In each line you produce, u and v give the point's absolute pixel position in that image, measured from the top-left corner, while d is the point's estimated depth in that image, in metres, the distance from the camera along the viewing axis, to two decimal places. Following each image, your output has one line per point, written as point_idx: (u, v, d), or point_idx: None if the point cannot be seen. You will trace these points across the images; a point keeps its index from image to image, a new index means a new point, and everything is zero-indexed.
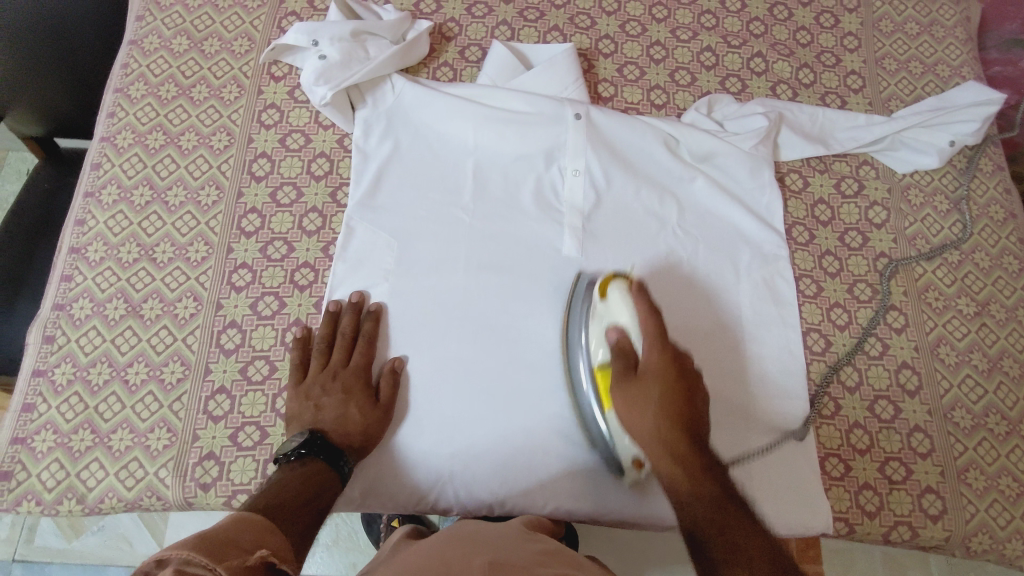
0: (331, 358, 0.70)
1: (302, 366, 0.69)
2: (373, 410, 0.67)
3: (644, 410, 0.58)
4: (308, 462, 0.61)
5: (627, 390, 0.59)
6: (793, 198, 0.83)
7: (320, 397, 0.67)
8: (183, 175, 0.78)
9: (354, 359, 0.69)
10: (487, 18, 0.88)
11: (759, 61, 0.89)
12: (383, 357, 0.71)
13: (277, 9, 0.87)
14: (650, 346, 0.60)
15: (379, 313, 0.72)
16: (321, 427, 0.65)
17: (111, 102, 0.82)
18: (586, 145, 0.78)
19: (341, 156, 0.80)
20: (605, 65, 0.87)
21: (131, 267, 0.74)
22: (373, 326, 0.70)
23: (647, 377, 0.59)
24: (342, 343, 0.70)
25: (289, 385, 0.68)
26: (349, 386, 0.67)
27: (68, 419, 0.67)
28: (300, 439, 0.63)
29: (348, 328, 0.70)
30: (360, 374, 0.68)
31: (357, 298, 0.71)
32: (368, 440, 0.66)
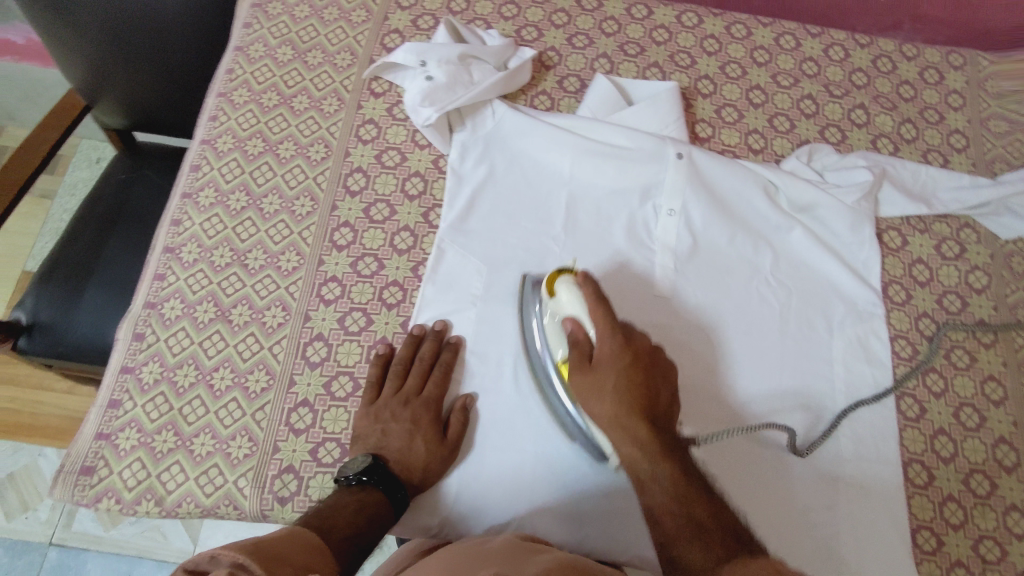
0: (405, 383, 0.68)
1: (378, 386, 0.68)
2: (438, 446, 0.64)
3: (603, 394, 0.60)
4: (365, 490, 0.60)
5: (588, 375, 0.61)
6: (890, 255, 0.81)
7: (388, 424, 0.65)
8: (280, 183, 0.78)
9: (428, 389, 0.67)
10: (588, 50, 0.88)
11: (860, 112, 0.87)
12: (456, 392, 0.70)
13: (380, 26, 0.87)
14: (606, 330, 0.61)
15: (461, 343, 0.71)
16: (385, 455, 0.64)
17: (214, 105, 0.83)
18: (685, 185, 0.77)
19: (435, 176, 0.80)
20: (703, 105, 0.86)
21: (223, 272, 0.74)
22: (452, 357, 0.69)
23: (603, 365, 0.61)
24: (419, 369, 0.68)
25: (362, 403, 0.67)
26: (418, 417, 0.66)
27: (153, 418, 0.67)
28: (361, 464, 0.62)
29: (427, 355, 0.69)
30: (431, 406, 0.67)
31: (441, 327, 0.71)
32: (427, 477, 0.64)
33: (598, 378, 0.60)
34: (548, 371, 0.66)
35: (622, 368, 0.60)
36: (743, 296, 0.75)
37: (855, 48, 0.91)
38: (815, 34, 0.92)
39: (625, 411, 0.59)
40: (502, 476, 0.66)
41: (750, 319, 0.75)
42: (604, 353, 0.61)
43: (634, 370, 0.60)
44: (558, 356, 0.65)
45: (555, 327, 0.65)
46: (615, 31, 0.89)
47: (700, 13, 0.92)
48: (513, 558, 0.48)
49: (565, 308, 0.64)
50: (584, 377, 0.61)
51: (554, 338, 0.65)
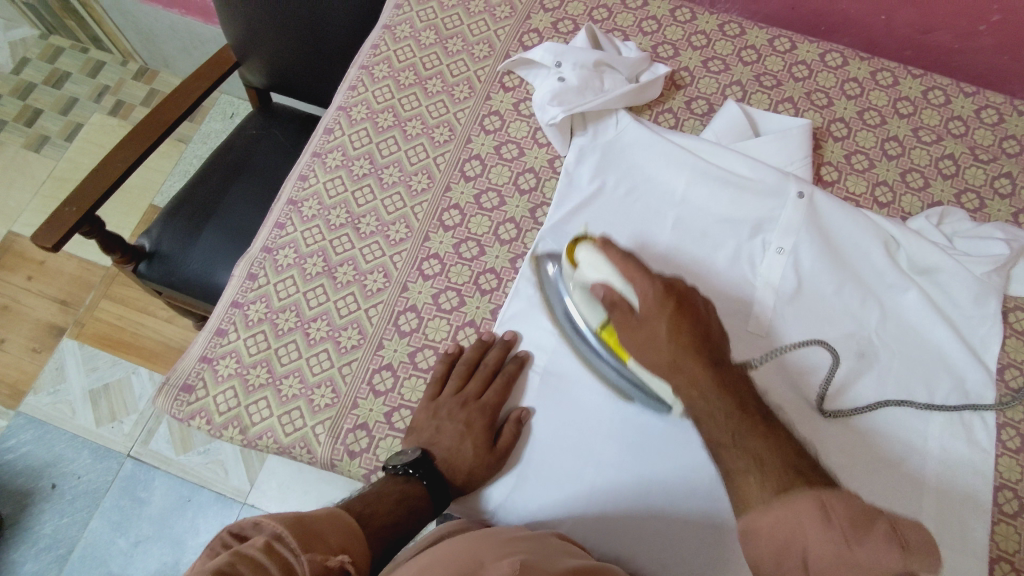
0: (467, 384, 0.68)
1: (442, 383, 0.69)
2: (487, 454, 0.65)
3: (647, 352, 0.60)
4: (409, 482, 0.62)
5: (635, 332, 0.61)
6: (1012, 337, 0.75)
7: (443, 421, 0.66)
8: (402, 158, 0.82)
9: (487, 396, 0.68)
10: (722, 75, 0.87)
11: (1005, 181, 0.82)
12: (517, 402, 0.70)
13: (521, 23, 0.90)
14: (643, 276, 0.61)
15: (528, 359, 0.71)
16: (435, 451, 0.65)
17: (355, 76, 0.88)
18: (801, 226, 0.75)
19: (548, 175, 0.81)
20: (833, 148, 0.83)
21: (337, 231, 0.78)
22: (516, 369, 0.69)
23: (643, 326, 0.60)
24: (482, 374, 0.69)
25: (424, 397, 0.69)
26: (473, 421, 0.66)
27: (251, 353, 0.72)
28: (411, 456, 0.64)
29: (492, 361, 0.70)
30: (487, 412, 0.67)
31: (510, 338, 0.71)
32: (471, 480, 0.65)
33: (639, 333, 0.60)
34: (588, 337, 0.70)
35: (673, 314, 0.59)
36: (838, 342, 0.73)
37: (1013, 114, 0.85)
38: (969, 93, 0.87)
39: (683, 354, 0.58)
40: (556, 467, 0.67)
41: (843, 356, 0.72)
42: (646, 301, 0.60)
43: (677, 313, 0.59)
44: (596, 323, 0.68)
45: (583, 294, 0.68)
46: (754, 60, 0.88)
47: (847, 54, 0.89)
48: (545, 550, 0.51)
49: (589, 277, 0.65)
50: (631, 335, 0.61)
51: (584, 301, 0.69)
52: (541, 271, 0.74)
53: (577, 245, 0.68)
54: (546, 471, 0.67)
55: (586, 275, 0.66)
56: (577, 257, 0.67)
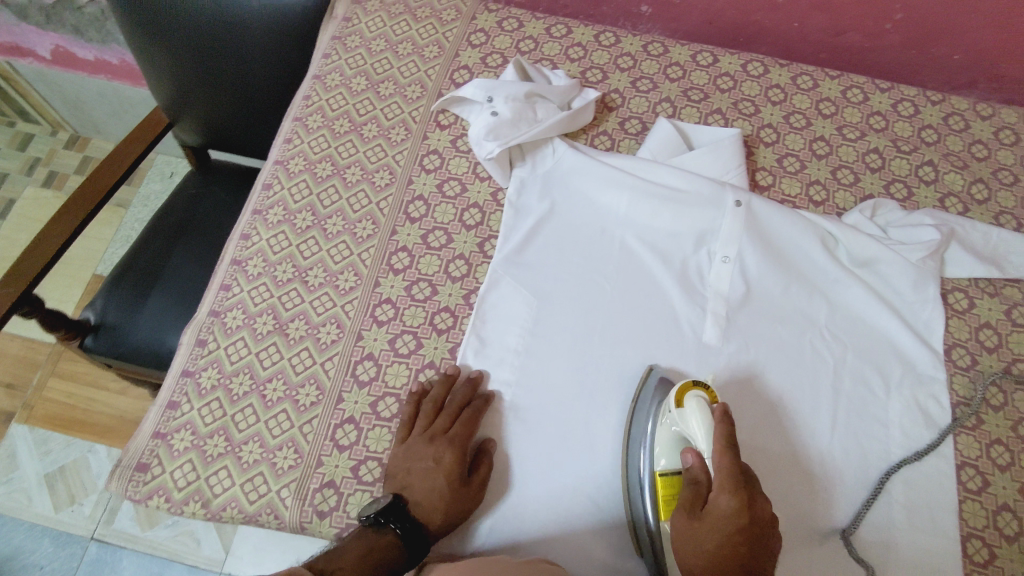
0: (434, 422, 0.67)
1: (411, 425, 0.68)
2: (461, 487, 0.63)
3: (698, 561, 0.55)
4: (380, 532, 0.60)
5: (688, 525, 0.56)
6: (955, 317, 0.78)
7: (414, 463, 0.65)
8: (344, 206, 0.81)
9: (454, 430, 0.66)
10: (651, 94, 0.89)
11: (929, 169, 0.86)
12: (489, 438, 0.68)
13: (451, 61, 0.91)
14: (728, 488, 0.55)
15: (496, 397, 0.70)
16: (407, 494, 0.63)
17: (289, 129, 0.87)
18: (741, 233, 0.77)
19: (493, 209, 0.82)
20: (765, 154, 0.86)
21: (285, 286, 0.77)
22: (483, 404, 0.68)
23: (712, 520, 0.55)
24: (447, 410, 0.67)
25: (395, 441, 0.67)
26: (442, 456, 0.64)
27: (207, 422, 0.70)
28: (381, 503, 0.61)
29: (456, 397, 0.68)
30: (455, 445, 0.65)
31: (477, 375, 0.70)
32: (449, 521, 0.62)
33: (700, 534, 0.55)
34: (644, 478, 0.63)
35: (733, 534, 0.54)
36: (795, 355, 0.73)
37: (926, 105, 0.90)
38: (885, 89, 0.91)
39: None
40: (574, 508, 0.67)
41: (801, 371, 0.73)
42: (716, 505, 0.55)
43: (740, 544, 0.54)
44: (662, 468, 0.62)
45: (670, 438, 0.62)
46: (679, 76, 0.90)
47: (767, 63, 0.92)
48: None
49: (691, 431, 0.60)
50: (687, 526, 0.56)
51: (663, 441, 0.62)
52: (649, 369, 0.70)
53: (690, 392, 0.62)
54: (567, 520, 0.66)
55: (687, 423, 0.60)
56: (684, 399, 0.61)
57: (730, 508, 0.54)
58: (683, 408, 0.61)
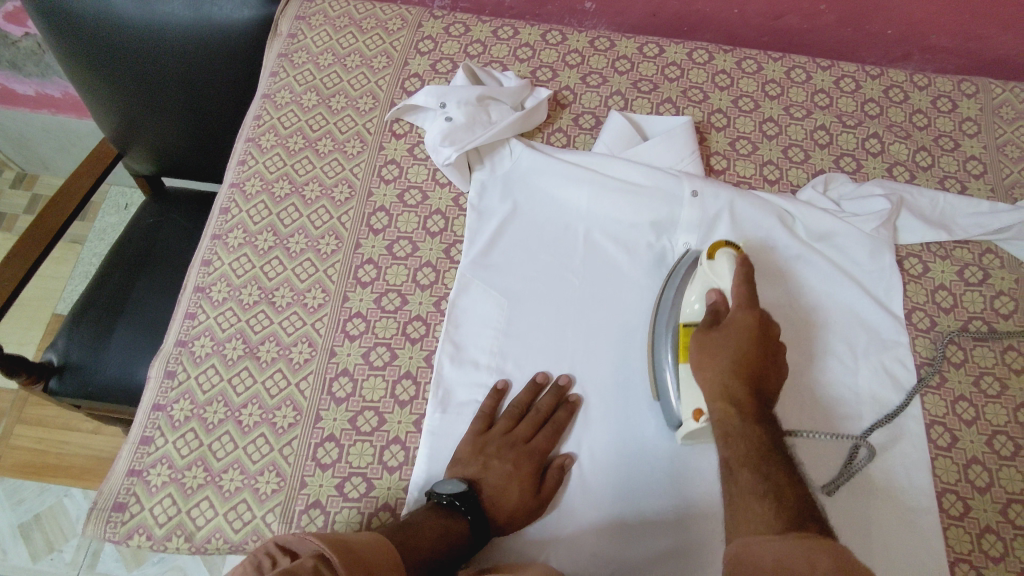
0: (515, 427, 0.68)
1: (488, 419, 0.69)
2: (532, 497, 0.64)
3: (717, 360, 0.63)
4: (452, 514, 0.60)
5: (708, 339, 0.65)
6: (911, 282, 0.80)
7: (491, 459, 0.65)
8: (306, 224, 0.80)
9: (537, 440, 0.67)
10: (601, 88, 0.90)
11: (874, 141, 0.88)
12: (556, 451, 0.69)
13: (401, 70, 0.90)
14: (744, 303, 0.65)
15: (577, 404, 0.70)
16: (480, 487, 0.63)
17: (243, 151, 0.86)
18: (701, 217, 0.78)
19: (456, 214, 0.82)
20: (717, 138, 0.88)
21: (252, 309, 0.76)
22: (566, 419, 0.69)
23: (731, 327, 0.64)
24: (533, 417, 0.68)
25: (471, 431, 0.68)
26: (521, 462, 0.65)
27: (183, 455, 0.68)
28: (456, 488, 0.62)
29: (546, 405, 0.69)
30: (535, 456, 0.66)
31: (541, 377, 0.71)
32: (511, 522, 0.63)
33: (720, 339, 0.64)
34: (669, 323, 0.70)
35: (748, 337, 0.63)
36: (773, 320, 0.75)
37: (866, 80, 0.93)
38: (826, 67, 0.94)
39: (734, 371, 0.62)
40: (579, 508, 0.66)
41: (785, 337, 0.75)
42: (736, 317, 0.65)
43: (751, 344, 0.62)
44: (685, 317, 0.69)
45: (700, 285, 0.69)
46: (628, 69, 0.92)
47: (711, 50, 0.94)
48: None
49: (721, 274, 0.68)
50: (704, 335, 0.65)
51: (694, 289, 0.69)
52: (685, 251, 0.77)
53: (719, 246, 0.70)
54: (567, 518, 0.66)
55: (716, 271, 0.68)
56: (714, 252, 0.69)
57: (746, 319, 0.64)
58: (715, 260, 0.69)
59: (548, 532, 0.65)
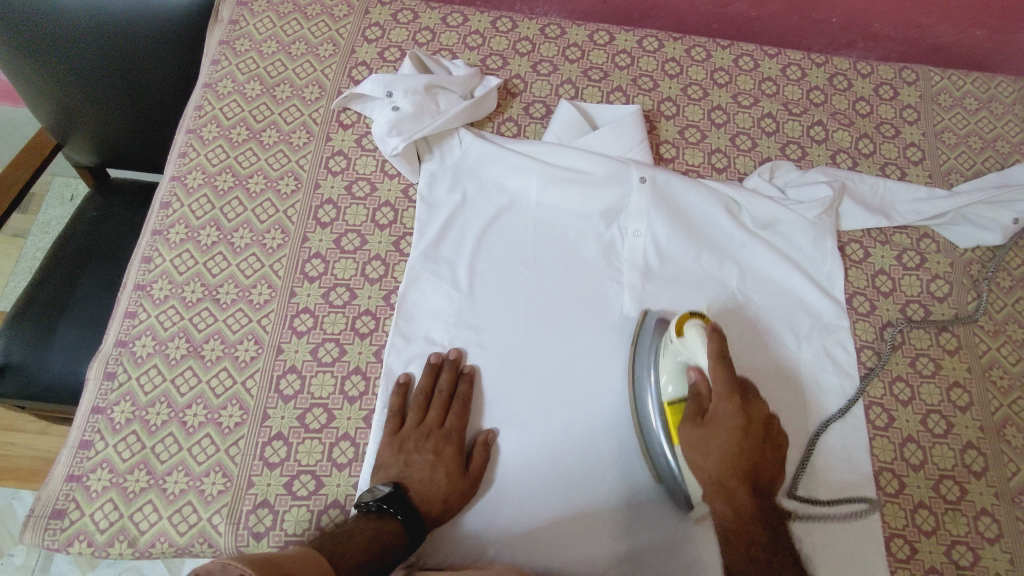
0: (426, 414, 0.69)
1: (400, 414, 0.69)
2: (459, 478, 0.65)
3: (711, 445, 0.62)
4: (383, 518, 0.60)
5: (702, 429, 0.63)
6: (853, 267, 0.83)
7: (411, 455, 0.66)
8: (250, 218, 0.78)
9: (449, 421, 0.68)
10: (552, 76, 0.90)
11: (819, 129, 0.90)
12: (475, 425, 0.71)
13: (347, 59, 0.88)
14: (727, 394, 0.63)
15: (476, 371, 0.72)
16: (406, 485, 0.64)
17: (183, 143, 0.82)
18: (649, 207, 0.79)
19: (405, 206, 0.81)
20: (667, 127, 0.88)
21: (195, 307, 0.73)
22: (469, 388, 0.70)
23: (717, 423, 0.63)
24: (439, 400, 0.69)
25: (386, 431, 0.68)
26: (441, 449, 0.66)
27: (125, 458, 0.66)
28: (382, 492, 0.62)
29: (445, 385, 0.70)
30: (452, 437, 0.67)
31: (455, 356, 0.72)
32: (447, 509, 0.64)
33: (710, 433, 0.63)
34: (651, 407, 0.68)
35: (735, 435, 0.62)
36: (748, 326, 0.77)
37: (812, 68, 0.94)
38: (772, 54, 0.95)
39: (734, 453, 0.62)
40: (529, 504, 0.68)
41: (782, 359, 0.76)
42: (719, 409, 0.64)
43: (742, 437, 0.62)
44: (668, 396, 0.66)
45: (670, 364, 0.67)
46: (578, 57, 0.91)
47: (661, 38, 0.94)
48: None
49: (694, 354, 0.65)
50: (695, 430, 0.63)
51: (667, 371, 0.67)
52: (643, 315, 0.74)
53: (686, 321, 0.67)
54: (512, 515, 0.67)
55: (689, 350, 0.65)
56: (682, 329, 0.66)
57: (731, 413, 0.63)
58: (685, 336, 0.66)
59: (495, 525, 0.67)
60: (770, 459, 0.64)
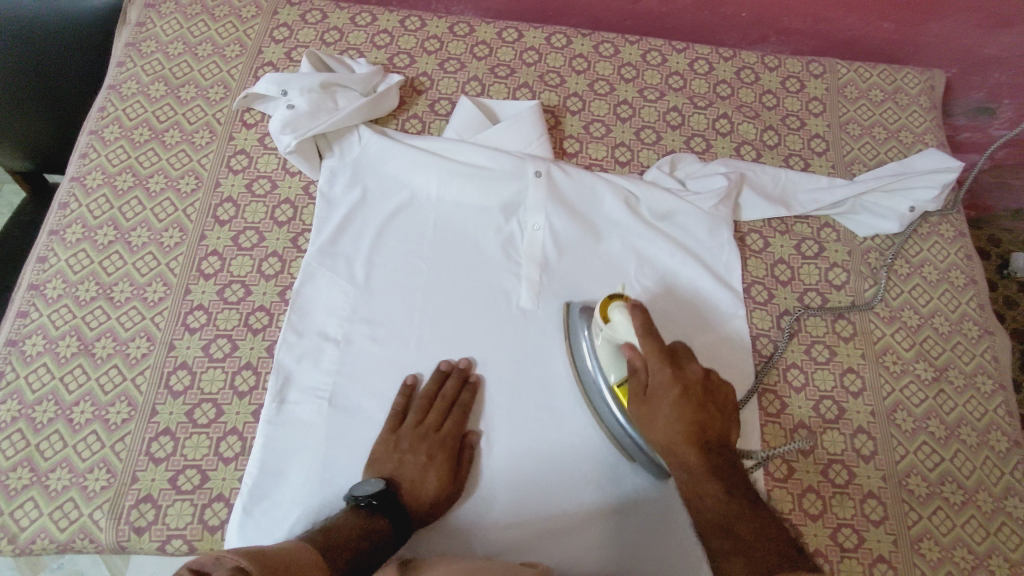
0: (427, 417, 0.70)
1: (400, 416, 0.70)
2: (448, 482, 0.66)
3: (658, 422, 0.60)
4: (371, 514, 0.60)
5: (645, 407, 0.62)
6: (752, 257, 0.84)
7: (404, 454, 0.67)
8: (149, 217, 0.79)
9: (446, 426, 0.69)
10: (458, 74, 0.91)
11: (724, 122, 0.91)
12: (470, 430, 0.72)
13: (254, 59, 0.89)
14: (659, 362, 0.61)
15: (481, 380, 0.73)
16: (396, 484, 0.65)
17: (85, 144, 0.83)
18: (546, 200, 0.80)
19: (305, 203, 0.81)
20: (571, 122, 0.89)
21: (88, 306, 0.74)
22: (471, 397, 0.71)
23: (657, 397, 0.61)
24: (440, 404, 0.70)
25: (382, 431, 0.69)
26: (433, 452, 0.67)
27: (9, 456, 0.67)
28: (373, 487, 0.62)
29: (451, 390, 0.71)
30: (445, 442, 0.68)
31: (446, 365, 0.72)
32: (435, 510, 0.66)
33: (653, 413, 0.61)
34: (602, 391, 0.69)
35: (677, 402, 0.60)
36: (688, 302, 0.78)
37: (719, 62, 0.95)
38: (680, 49, 0.96)
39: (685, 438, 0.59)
40: None
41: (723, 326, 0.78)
42: (658, 384, 0.61)
43: (685, 399, 0.60)
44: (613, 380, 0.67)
45: (608, 350, 0.67)
46: (486, 54, 0.92)
47: (570, 34, 0.95)
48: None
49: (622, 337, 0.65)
50: (641, 408, 0.62)
51: (606, 361, 0.67)
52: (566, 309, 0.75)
53: (608, 305, 0.67)
54: None
55: (615, 331, 0.65)
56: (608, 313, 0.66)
57: (665, 381, 0.61)
58: (611, 319, 0.66)
59: None
60: (718, 416, 0.61)
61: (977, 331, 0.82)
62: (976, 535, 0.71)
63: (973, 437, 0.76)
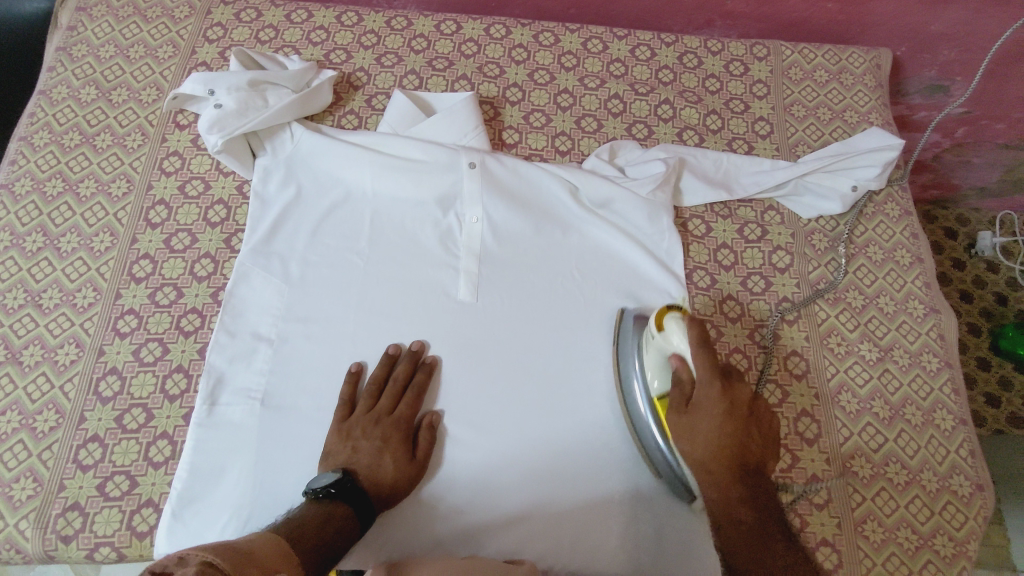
0: (378, 402, 0.68)
1: (350, 404, 0.68)
2: (407, 464, 0.65)
3: (696, 442, 0.61)
4: (333, 501, 0.58)
5: (686, 420, 0.62)
6: (694, 242, 0.83)
7: (359, 441, 0.65)
8: (78, 222, 0.78)
9: (400, 409, 0.68)
10: (396, 68, 0.90)
11: (666, 107, 0.90)
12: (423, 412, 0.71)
13: (187, 60, 0.88)
14: (710, 378, 0.61)
15: (436, 364, 0.72)
16: (354, 470, 0.63)
17: (14, 150, 0.82)
18: (482, 191, 0.79)
19: (239, 203, 0.80)
20: (511, 113, 0.88)
21: (16, 314, 0.73)
22: (425, 379, 0.70)
23: (701, 409, 0.61)
24: (392, 390, 0.69)
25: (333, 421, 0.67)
26: (388, 435, 0.66)
27: None
28: (330, 477, 0.60)
29: (401, 375, 0.70)
30: (401, 425, 0.67)
31: (395, 351, 0.71)
32: (396, 491, 0.64)
33: (692, 423, 0.61)
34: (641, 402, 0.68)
35: (721, 420, 0.61)
36: None
37: (661, 48, 0.95)
38: (622, 36, 0.95)
39: (719, 452, 0.60)
40: None
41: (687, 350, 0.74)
42: (703, 397, 0.62)
43: (728, 420, 0.61)
44: (657, 390, 0.66)
45: (656, 360, 0.66)
46: (424, 47, 0.91)
47: (510, 24, 0.94)
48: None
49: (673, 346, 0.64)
50: (680, 419, 0.62)
51: (652, 368, 0.66)
52: (621, 316, 0.74)
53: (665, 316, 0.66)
54: None
55: (670, 341, 0.64)
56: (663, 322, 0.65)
57: (715, 397, 0.61)
58: (665, 330, 0.65)
59: None
60: (759, 441, 0.61)
61: (922, 309, 0.81)
62: (920, 515, 0.70)
63: (918, 417, 0.75)
